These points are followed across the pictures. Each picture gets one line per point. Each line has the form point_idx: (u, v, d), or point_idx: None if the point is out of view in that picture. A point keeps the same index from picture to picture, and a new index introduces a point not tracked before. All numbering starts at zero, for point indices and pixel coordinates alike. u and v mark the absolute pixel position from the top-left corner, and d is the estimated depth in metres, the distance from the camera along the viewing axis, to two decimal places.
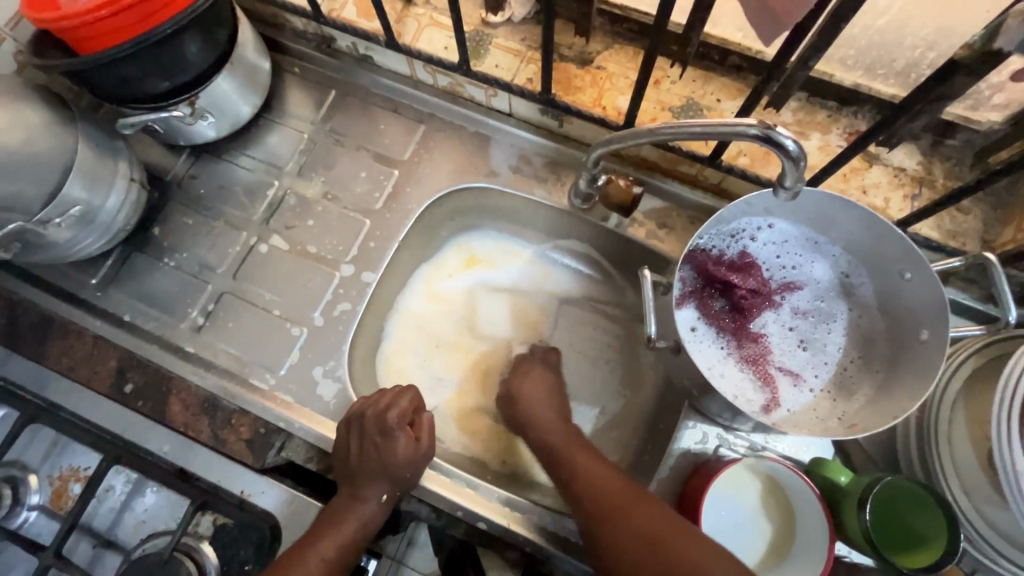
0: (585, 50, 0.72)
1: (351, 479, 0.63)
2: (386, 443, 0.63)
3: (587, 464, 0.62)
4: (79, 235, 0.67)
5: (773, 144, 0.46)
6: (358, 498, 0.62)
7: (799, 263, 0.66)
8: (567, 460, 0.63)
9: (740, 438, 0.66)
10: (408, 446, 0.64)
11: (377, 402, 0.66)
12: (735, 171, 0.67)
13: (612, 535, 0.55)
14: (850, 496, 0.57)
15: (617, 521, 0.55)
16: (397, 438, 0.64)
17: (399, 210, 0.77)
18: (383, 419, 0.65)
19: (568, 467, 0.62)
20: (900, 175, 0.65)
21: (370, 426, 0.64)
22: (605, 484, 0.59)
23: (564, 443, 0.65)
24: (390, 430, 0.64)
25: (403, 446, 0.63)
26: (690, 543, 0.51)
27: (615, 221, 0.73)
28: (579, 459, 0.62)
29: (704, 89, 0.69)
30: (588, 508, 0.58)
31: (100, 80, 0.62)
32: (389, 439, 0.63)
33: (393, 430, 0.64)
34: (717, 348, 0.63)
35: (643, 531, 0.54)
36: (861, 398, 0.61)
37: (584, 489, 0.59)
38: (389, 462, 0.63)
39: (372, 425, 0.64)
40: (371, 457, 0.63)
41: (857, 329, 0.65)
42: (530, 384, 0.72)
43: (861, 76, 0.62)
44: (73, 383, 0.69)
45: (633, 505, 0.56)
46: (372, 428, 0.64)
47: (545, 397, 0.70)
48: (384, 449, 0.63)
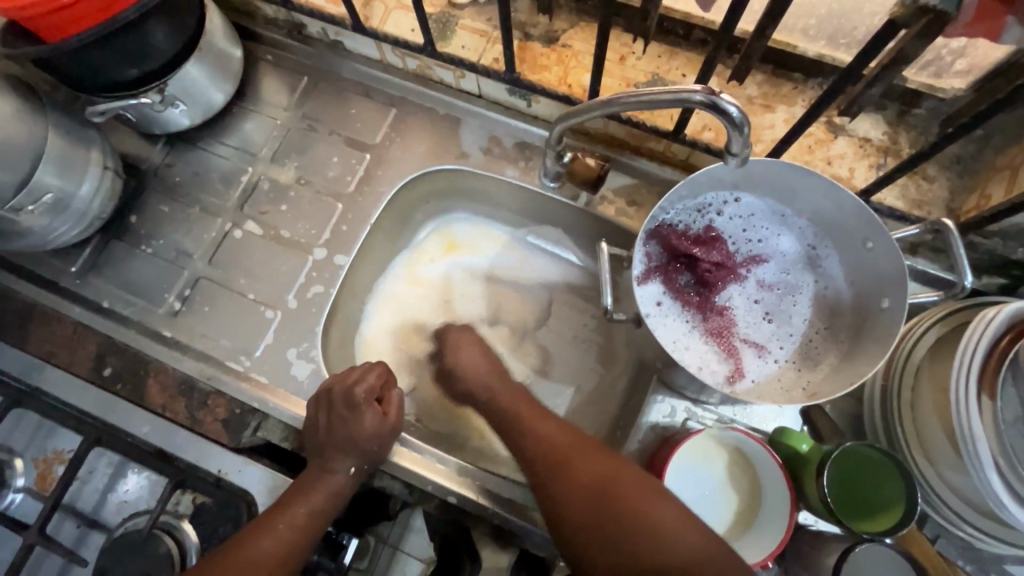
0: (550, 29, 0.72)
1: (321, 454, 0.64)
2: (353, 417, 0.64)
3: (555, 430, 0.60)
4: (55, 223, 0.68)
5: (717, 110, 0.46)
6: (327, 470, 0.63)
7: (765, 237, 0.66)
8: (531, 428, 0.61)
9: (708, 411, 0.66)
10: (376, 419, 0.65)
11: (344, 380, 0.67)
12: (699, 145, 0.67)
13: (575, 501, 0.54)
14: (811, 462, 0.57)
15: (580, 483, 0.55)
16: (365, 412, 0.65)
17: (371, 193, 0.77)
18: (350, 393, 0.66)
19: (535, 434, 0.60)
20: (866, 145, 0.65)
21: (338, 401, 0.66)
22: (574, 449, 0.58)
23: (528, 409, 0.64)
24: (357, 404, 0.65)
25: (371, 419, 0.65)
26: (657, 506, 0.51)
27: (584, 199, 0.74)
28: (544, 430, 0.60)
29: (669, 65, 0.69)
30: (550, 475, 0.56)
31: (67, 67, 0.62)
32: (356, 413, 0.65)
33: (360, 404, 0.65)
34: (683, 322, 0.63)
35: (607, 492, 0.53)
36: (825, 368, 0.62)
37: (549, 455, 0.58)
38: (356, 435, 0.64)
39: (340, 400, 0.66)
40: (338, 431, 0.64)
41: (824, 301, 0.65)
42: (464, 355, 0.71)
43: (824, 47, 0.62)
44: (54, 369, 0.71)
45: (600, 469, 0.55)
46: (340, 403, 0.66)
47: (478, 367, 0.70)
48: (349, 423, 0.64)
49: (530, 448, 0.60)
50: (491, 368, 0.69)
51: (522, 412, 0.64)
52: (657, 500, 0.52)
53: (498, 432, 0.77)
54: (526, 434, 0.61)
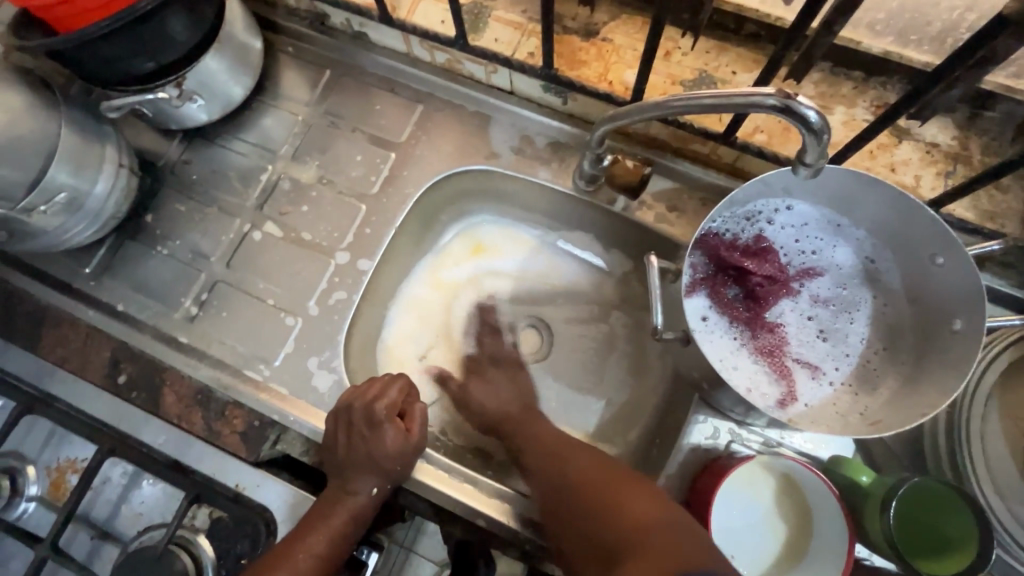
0: (590, 22, 0.67)
1: (340, 473, 0.61)
2: (375, 435, 0.61)
3: (556, 434, 0.63)
4: (68, 223, 0.65)
5: (793, 115, 0.42)
6: (347, 491, 0.60)
7: (819, 248, 0.61)
8: (532, 434, 0.64)
9: (753, 434, 0.62)
10: (398, 437, 0.62)
11: (365, 394, 0.64)
12: (750, 149, 0.63)
13: (562, 497, 0.55)
14: (873, 497, 0.53)
15: (567, 478, 0.56)
16: (386, 430, 0.62)
17: (396, 194, 0.74)
18: (370, 410, 0.62)
19: (535, 439, 0.63)
20: (933, 151, 0.60)
21: (358, 418, 0.62)
22: (569, 448, 0.60)
23: (528, 420, 0.66)
24: (378, 422, 0.62)
25: (392, 436, 0.62)
26: (630, 493, 0.50)
27: (621, 204, 0.69)
28: (545, 435, 0.63)
29: (718, 61, 0.64)
30: (545, 476, 0.58)
31: (81, 61, 0.59)
32: (377, 431, 0.61)
33: (382, 422, 0.62)
34: (730, 339, 0.59)
35: (588, 485, 0.53)
36: (885, 393, 0.57)
37: (546, 456, 0.60)
38: (378, 454, 0.61)
39: (360, 417, 0.62)
40: (359, 449, 0.61)
41: (883, 320, 0.60)
42: (477, 386, 0.71)
43: (892, 43, 0.57)
44: (67, 374, 0.68)
45: (588, 466, 0.56)
46: (360, 420, 0.62)
47: (488, 398, 0.70)
48: (371, 442, 0.61)
49: (530, 456, 0.62)
50: (512, 396, 0.70)
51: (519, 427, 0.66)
52: (633, 488, 0.51)
53: None
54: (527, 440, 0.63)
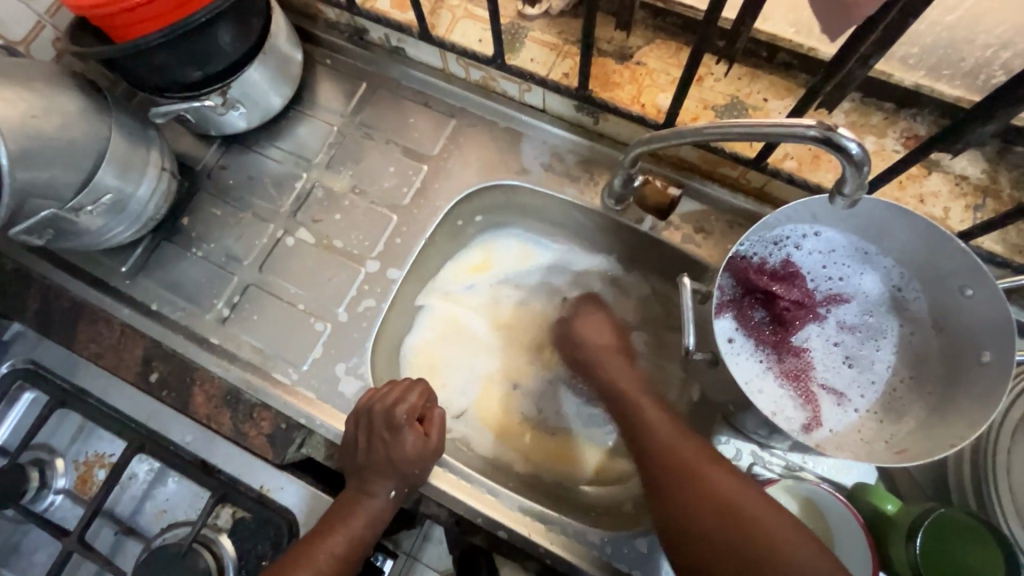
0: (624, 45, 0.69)
1: (359, 475, 0.61)
2: (394, 439, 0.61)
3: (668, 425, 0.59)
4: (110, 224, 0.67)
5: (834, 147, 0.43)
6: (365, 493, 0.60)
7: (846, 275, 0.62)
8: (645, 424, 0.60)
9: (776, 457, 0.62)
10: (417, 442, 0.62)
11: (384, 398, 0.64)
12: (781, 175, 0.64)
13: (685, 499, 0.54)
14: (899, 526, 0.54)
15: (687, 476, 0.54)
16: (405, 434, 0.61)
17: (427, 206, 0.75)
18: (390, 414, 0.62)
19: (657, 431, 0.58)
20: (962, 184, 0.61)
21: (378, 422, 0.62)
22: (674, 442, 0.57)
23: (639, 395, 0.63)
24: (398, 426, 0.61)
25: (411, 442, 0.61)
26: (760, 513, 0.51)
27: (649, 223, 0.71)
28: (660, 426, 0.59)
29: (750, 88, 0.65)
30: (665, 475, 0.55)
31: (135, 68, 0.62)
32: (397, 435, 0.61)
33: (401, 426, 0.61)
34: (756, 361, 0.59)
35: (713, 497, 0.53)
36: (910, 422, 0.57)
37: (658, 450, 0.57)
38: (397, 458, 0.61)
39: (380, 421, 0.62)
40: (378, 453, 0.61)
41: (909, 348, 0.61)
42: (586, 328, 0.72)
43: (924, 77, 0.59)
44: (101, 370, 0.70)
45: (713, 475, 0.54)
46: (379, 424, 0.62)
47: (605, 338, 0.71)
48: (389, 446, 0.61)
49: (640, 440, 0.59)
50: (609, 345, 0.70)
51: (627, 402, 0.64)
52: (764, 508, 0.51)
53: (550, 459, 0.73)
54: (650, 431, 0.59)
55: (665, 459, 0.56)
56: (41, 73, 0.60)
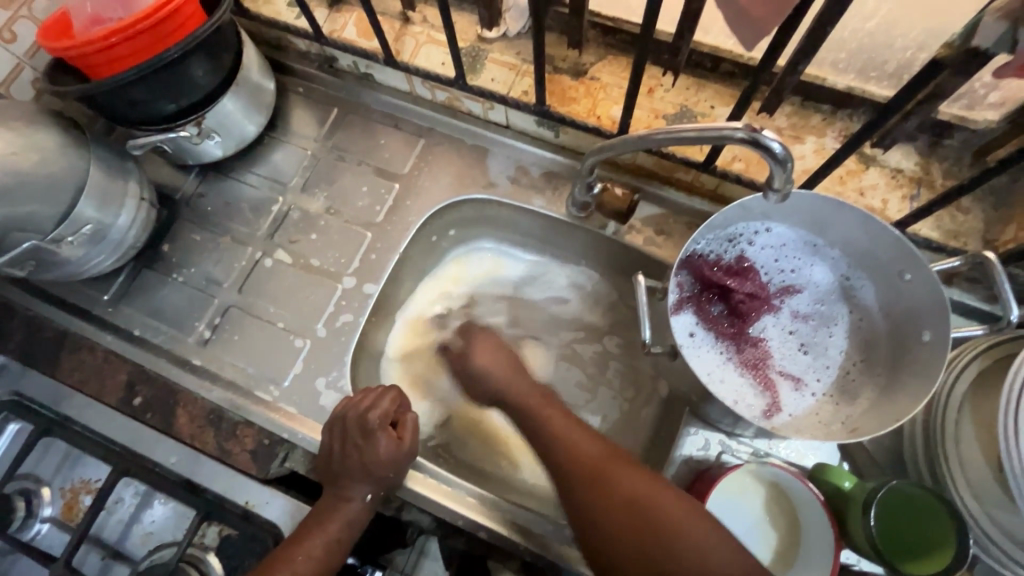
0: (578, 62, 0.73)
1: (336, 481, 0.63)
2: (368, 444, 0.63)
3: (580, 433, 0.59)
4: (91, 253, 0.69)
5: (760, 147, 0.46)
6: (343, 498, 0.62)
7: (797, 267, 0.65)
8: (552, 434, 0.60)
9: (743, 444, 0.65)
10: (391, 445, 0.64)
11: (359, 404, 0.66)
12: (729, 176, 0.68)
13: (608, 511, 0.53)
14: (855, 501, 0.56)
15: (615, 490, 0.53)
16: (378, 438, 0.63)
17: (399, 223, 0.78)
18: (365, 420, 0.64)
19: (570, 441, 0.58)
20: (898, 176, 0.65)
21: (352, 427, 0.64)
22: (606, 457, 0.56)
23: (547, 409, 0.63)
24: (372, 431, 0.63)
25: (385, 445, 0.63)
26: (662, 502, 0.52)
27: (612, 229, 0.74)
28: (574, 446, 0.58)
29: (697, 97, 0.69)
30: (593, 497, 0.54)
31: (111, 104, 0.64)
32: (370, 439, 0.63)
33: (375, 430, 0.63)
34: (716, 353, 0.62)
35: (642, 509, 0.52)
36: (864, 402, 0.60)
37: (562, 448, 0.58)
38: (372, 463, 0.62)
39: (354, 426, 0.64)
40: (353, 458, 0.63)
41: (860, 333, 0.64)
42: (483, 355, 0.69)
43: (854, 80, 0.63)
44: (85, 397, 0.71)
45: (636, 487, 0.53)
46: (354, 429, 0.64)
47: (500, 370, 0.68)
48: (365, 450, 0.62)
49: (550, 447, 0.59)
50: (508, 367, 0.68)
51: (538, 422, 0.62)
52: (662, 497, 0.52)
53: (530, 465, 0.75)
54: (566, 441, 0.59)
55: (581, 466, 0.56)
56: (20, 113, 0.62)
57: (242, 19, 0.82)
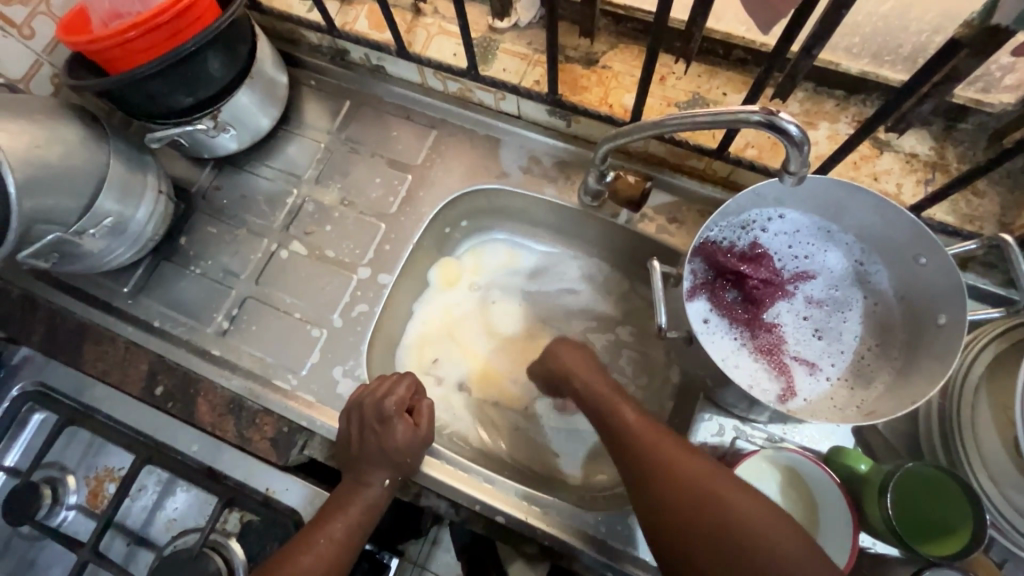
0: (590, 51, 0.73)
1: (354, 466, 0.64)
2: (385, 430, 0.64)
3: (669, 444, 0.55)
4: (112, 245, 0.71)
5: (776, 129, 0.46)
6: (362, 483, 0.63)
7: (811, 253, 0.65)
8: (650, 448, 0.55)
9: (757, 430, 0.65)
10: (408, 432, 0.65)
11: (374, 392, 0.67)
12: (743, 163, 0.68)
13: (679, 506, 0.51)
14: (872, 483, 0.57)
15: (684, 487, 0.51)
16: (395, 424, 0.64)
17: (413, 213, 0.79)
18: (382, 406, 0.65)
19: (656, 455, 0.54)
20: (912, 161, 0.65)
21: (369, 413, 0.65)
22: (667, 446, 0.54)
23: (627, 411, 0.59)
24: (389, 417, 0.64)
25: (402, 431, 0.64)
26: (730, 496, 0.50)
27: (625, 217, 0.74)
28: (634, 423, 0.58)
29: (710, 84, 0.69)
30: (657, 487, 0.52)
31: (129, 97, 0.65)
32: (387, 425, 0.64)
33: (391, 417, 0.64)
34: (731, 339, 0.63)
35: (705, 504, 0.50)
36: (879, 386, 0.61)
37: (638, 452, 0.55)
38: (390, 448, 0.63)
39: (371, 413, 0.65)
40: (371, 444, 0.64)
41: (875, 318, 0.64)
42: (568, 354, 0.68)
43: (868, 64, 0.63)
44: (108, 387, 0.73)
45: (691, 469, 0.52)
46: (371, 416, 0.65)
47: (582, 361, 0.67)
48: (382, 436, 0.64)
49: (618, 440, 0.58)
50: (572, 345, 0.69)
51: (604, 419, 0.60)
52: (734, 493, 0.50)
53: (545, 454, 0.75)
54: (649, 458, 0.54)
55: (656, 466, 0.53)
56: (42, 107, 0.63)
57: (255, 13, 0.83)
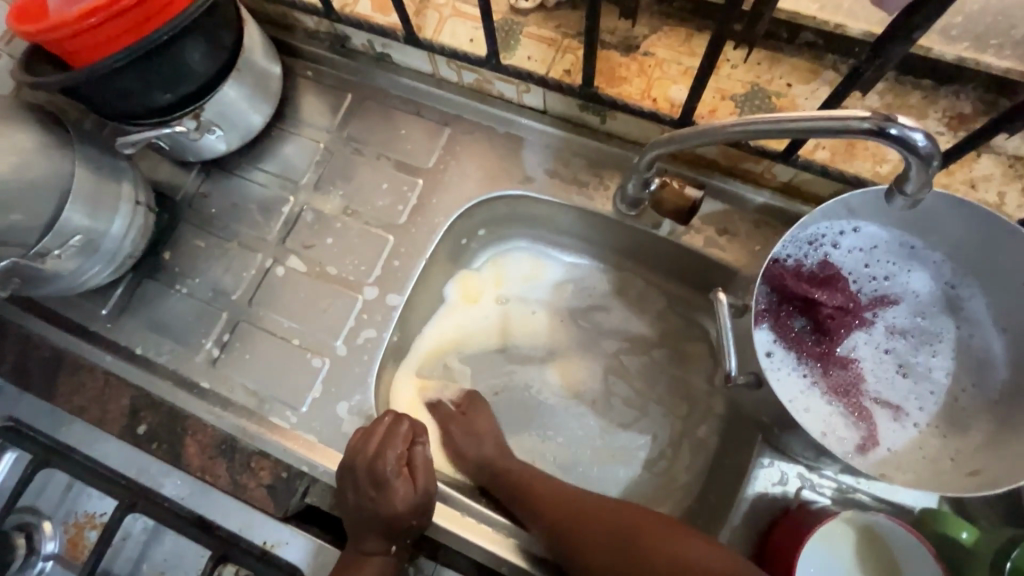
0: (630, 35, 0.63)
1: (356, 533, 0.57)
2: (384, 495, 0.56)
3: (608, 506, 0.55)
4: (84, 265, 0.62)
5: (893, 140, 0.36)
6: (364, 553, 0.56)
7: (892, 274, 0.56)
8: (590, 513, 0.55)
9: (826, 478, 0.56)
10: (408, 493, 0.57)
11: (365, 448, 0.58)
12: (812, 168, 0.58)
13: (604, 545, 0.52)
14: (980, 558, 0.49)
15: (614, 525, 0.53)
16: (394, 486, 0.56)
17: (425, 224, 0.69)
18: (376, 466, 0.57)
19: (600, 519, 0.54)
20: (1017, 165, 0.54)
21: (363, 478, 0.57)
22: (599, 506, 0.55)
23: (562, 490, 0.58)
24: (386, 479, 0.56)
25: (403, 494, 0.56)
26: (683, 549, 0.49)
27: (668, 228, 0.65)
28: (570, 498, 0.57)
29: (772, 73, 0.59)
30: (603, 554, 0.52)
31: (95, 95, 0.56)
32: (386, 489, 0.56)
33: (389, 479, 0.56)
34: (800, 377, 0.53)
35: (629, 540, 0.52)
36: (978, 437, 0.51)
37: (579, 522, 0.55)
38: (391, 514, 0.56)
39: (364, 476, 0.57)
40: (370, 511, 0.56)
41: (969, 351, 0.55)
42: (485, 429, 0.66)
43: (968, 48, 0.52)
44: (86, 423, 0.65)
45: (632, 526, 0.52)
46: (365, 478, 0.57)
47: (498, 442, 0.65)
48: (380, 503, 0.56)
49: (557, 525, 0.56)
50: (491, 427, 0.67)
51: (534, 501, 0.58)
52: (682, 542, 0.50)
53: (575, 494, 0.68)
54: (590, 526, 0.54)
55: (598, 529, 0.54)
56: None
57: None
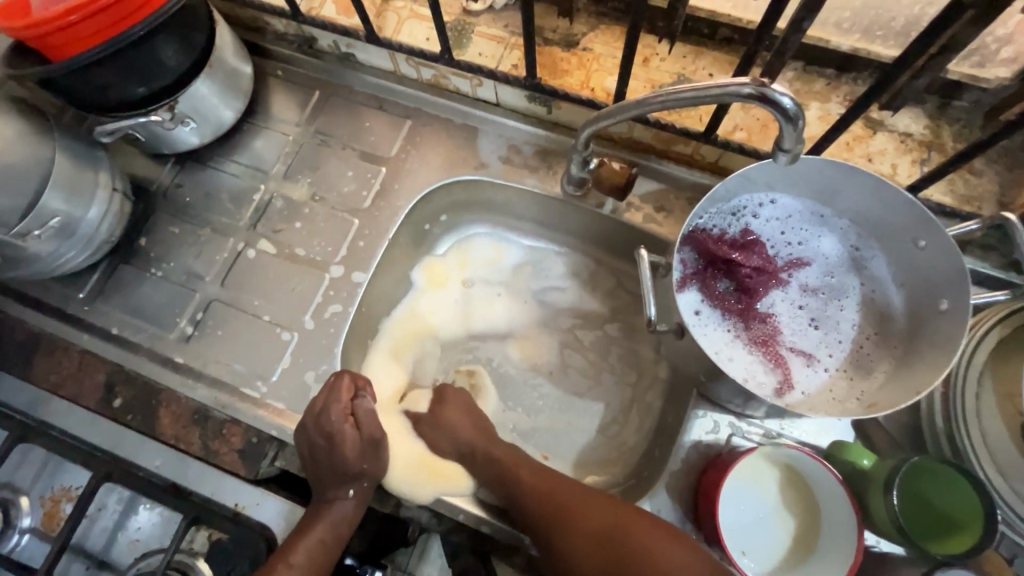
0: (569, 33, 0.70)
1: (319, 483, 0.61)
2: (334, 445, 0.60)
3: (594, 503, 0.57)
4: (61, 248, 0.66)
5: (768, 102, 0.43)
6: (327, 500, 0.60)
7: (805, 239, 0.63)
8: (570, 517, 0.56)
9: (754, 426, 0.62)
10: (357, 442, 0.61)
11: (312, 408, 0.62)
12: (732, 146, 0.65)
13: (583, 554, 0.55)
14: (875, 480, 0.54)
15: (584, 534, 0.55)
16: (342, 438, 0.60)
17: (388, 208, 0.75)
18: (323, 421, 0.61)
19: (580, 520, 0.56)
20: (907, 141, 0.62)
21: (313, 433, 0.61)
22: (579, 504, 0.57)
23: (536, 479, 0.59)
24: (334, 432, 0.60)
25: (352, 443, 0.61)
26: (662, 542, 0.53)
27: (610, 206, 0.71)
28: (544, 487, 0.59)
29: (695, 65, 0.66)
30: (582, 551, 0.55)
31: (74, 87, 0.61)
32: (335, 440, 0.60)
33: (337, 431, 0.60)
34: (724, 331, 0.59)
35: (613, 539, 0.54)
36: (879, 377, 0.58)
37: (555, 514, 0.57)
38: (344, 461, 0.60)
39: (315, 431, 0.61)
40: (325, 462, 0.61)
41: (873, 305, 0.61)
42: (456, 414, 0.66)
43: (859, 39, 0.60)
44: (63, 400, 0.68)
45: (617, 523, 0.55)
46: (316, 433, 0.61)
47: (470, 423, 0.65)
48: (333, 454, 0.60)
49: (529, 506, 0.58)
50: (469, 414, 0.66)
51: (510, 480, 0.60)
52: (665, 541, 0.53)
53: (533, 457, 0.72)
54: (566, 530, 0.56)
55: (576, 528, 0.56)
56: None
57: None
